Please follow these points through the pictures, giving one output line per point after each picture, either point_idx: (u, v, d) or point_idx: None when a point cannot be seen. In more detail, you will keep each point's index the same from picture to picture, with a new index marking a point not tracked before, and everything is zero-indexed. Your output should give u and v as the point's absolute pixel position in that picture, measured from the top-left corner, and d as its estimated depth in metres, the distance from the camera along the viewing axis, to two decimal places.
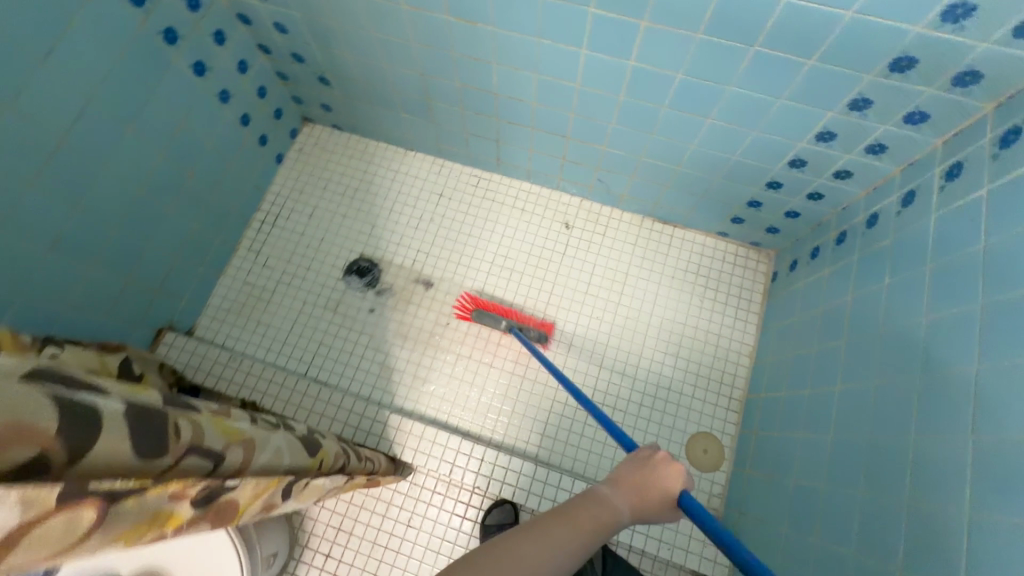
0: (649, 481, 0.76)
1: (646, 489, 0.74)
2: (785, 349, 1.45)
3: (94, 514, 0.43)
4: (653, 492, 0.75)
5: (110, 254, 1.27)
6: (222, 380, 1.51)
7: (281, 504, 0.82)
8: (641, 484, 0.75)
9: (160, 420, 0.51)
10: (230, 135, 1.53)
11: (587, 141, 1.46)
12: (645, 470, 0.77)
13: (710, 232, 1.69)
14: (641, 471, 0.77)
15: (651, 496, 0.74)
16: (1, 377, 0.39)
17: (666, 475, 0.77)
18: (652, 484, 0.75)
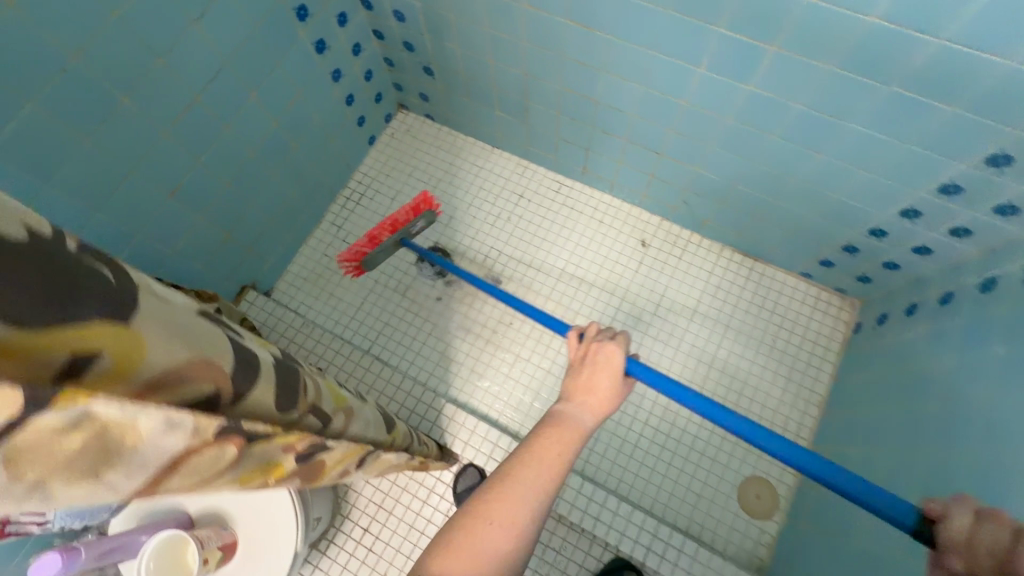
0: (594, 369, 0.98)
1: (586, 387, 0.94)
2: (862, 406, 1.36)
3: (237, 452, 0.45)
4: (598, 377, 0.96)
5: (217, 209, 1.35)
6: (292, 344, 1.56)
7: (353, 471, 0.84)
8: (588, 389, 0.94)
9: (289, 373, 0.55)
10: (334, 112, 1.60)
11: (682, 162, 1.44)
12: (597, 356, 1.00)
13: (793, 271, 1.63)
14: (588, 374, 0.97)
15: (599, 377, 0.96)
16: (184, 311, 0.43)
17: (608, 347, 1.00)
18: (598, 371, 0.97)
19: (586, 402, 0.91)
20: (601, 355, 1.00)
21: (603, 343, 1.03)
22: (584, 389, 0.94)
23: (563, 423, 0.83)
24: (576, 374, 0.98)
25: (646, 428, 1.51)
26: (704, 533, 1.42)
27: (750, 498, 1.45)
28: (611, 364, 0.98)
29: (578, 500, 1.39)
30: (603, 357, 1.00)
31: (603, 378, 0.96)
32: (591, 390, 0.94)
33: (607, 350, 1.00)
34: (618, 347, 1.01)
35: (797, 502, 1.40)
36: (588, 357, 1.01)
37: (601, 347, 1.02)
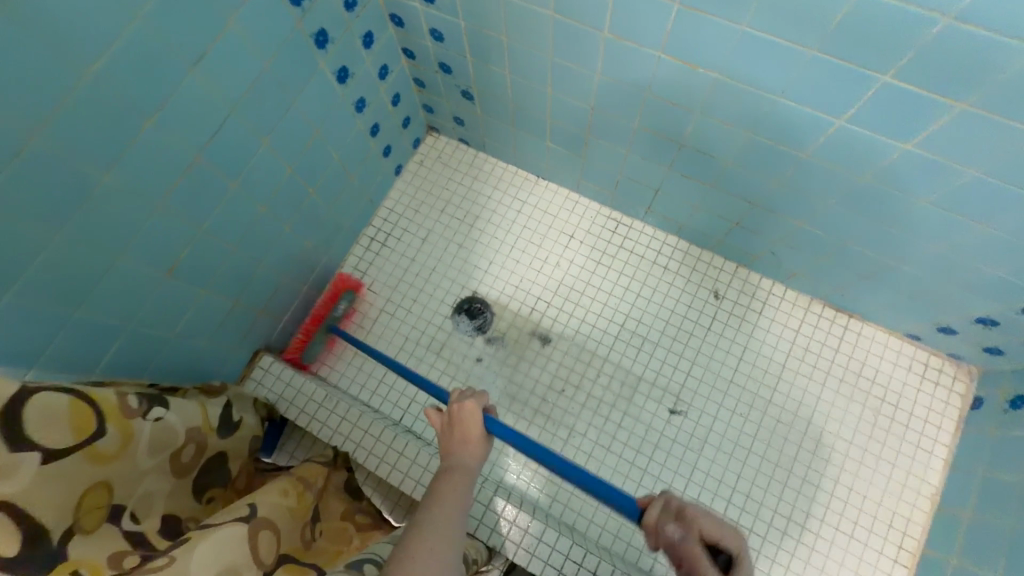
0: (460, 427, 0.81)
1: (463, 437, 0.80)
2: (995, 512, 1.13)
3: None
4: (473, 429, 0.81)
5: (224, 276, 1.13)
6: (313, 421, 1.34)
7: None
8: (458, 435, 0.80)
9: None
10: (357, 147, 1.36)
11: (779, 214, 1.18)
12: (459, 415, 0.83)
13: (897, 332, 1.38)
14: (458, 430, 0.81)
15: (474, 435, 0.80)
16: None
17: (467, 402, 0.84)
18: (467, 426, 0.81)
19: (469, 447, 0.78)
20: (463, 415, 0.82)
21: (457, 403, 0.84)
22: (457, 440, 0.80)
23: (453, 468, 0.74)
24: (449, 434, 0.81)
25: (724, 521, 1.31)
26: None
27: None
28: (474, 420, 0.82)
29: (551, 556, 1.20)
30: (466, 416, 0.82)
31: (476, 430, 0.81)
32: (464, 437, 0.80)
33: (469, 408, 0.83)
34: (474, 400, 0.85)
35: None
36: (453, 415, 0.83)
37: (463, 408, 0.84)
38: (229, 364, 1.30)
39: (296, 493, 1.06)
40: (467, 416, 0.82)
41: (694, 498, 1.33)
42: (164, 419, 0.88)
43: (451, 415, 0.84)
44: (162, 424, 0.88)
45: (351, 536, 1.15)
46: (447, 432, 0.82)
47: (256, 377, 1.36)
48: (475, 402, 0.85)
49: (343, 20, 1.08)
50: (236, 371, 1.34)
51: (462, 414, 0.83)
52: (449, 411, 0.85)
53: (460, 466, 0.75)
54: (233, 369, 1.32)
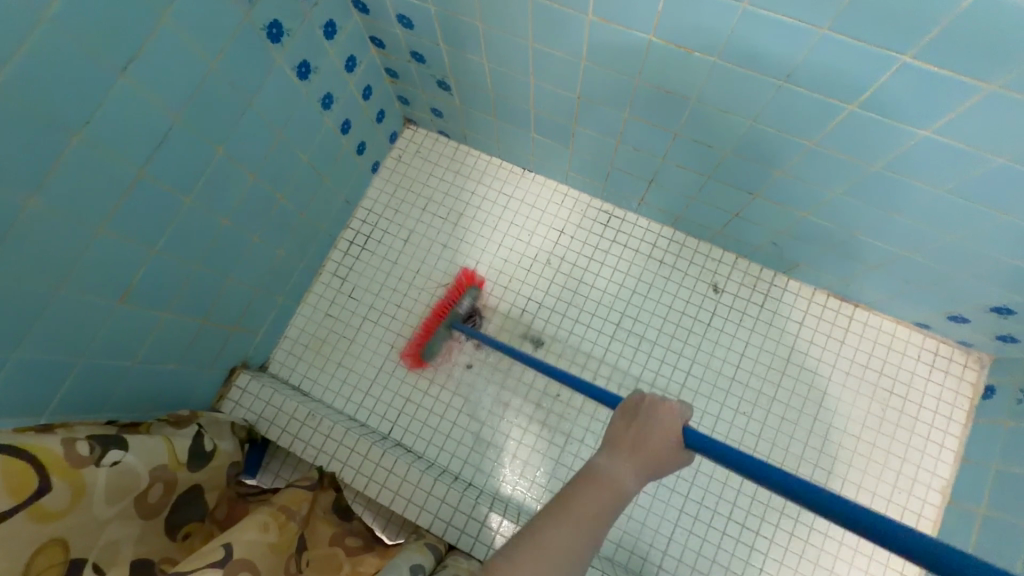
0: (648, 434, 0.63)
1: (642, 449, 0.62)
2: (1011, 508, 1.09)
3: None
4: (654, 438, 0.63)
5: (187, 296, 1.05)
6: (297, 441, 1.28)
7: None
8: (640, 446, 0.62)
9: None
10: (328, 146, 1.27)
11: (783, 205, 1.10)
12: (646, 416, 0.65)
13: (905, 320, 1.32)
14: (643, 437, 0.63)
15: (660, 447, 0.63)
16: None
17: (665, 405, 0.66)
18: (653, 435, 0.63)
19: (638, 459, 0.61)
20: (646, 414, 0.65)
21: (646, 397, 0.67)
22: (630, 446, 0.62)
23: (600, 472, 0.59)
24: (625, 432, 0.64)
25: (729, 524, 1.27)
26: None
27: None
28: (663, 430, 0.64)
29: None
30: (657, 419, 0.64)
31: (661, 442, 0.63)
32: (638, 446, 0.62)
33: (663, 411, 0.65)
34: (672, 407, 0.66)
35: None
36: (636, 411, 0.66)
37: (643, 406, 0.66)
38: (203, 385, 1.22)
39: (278, 525, 0.99)
40: (658, 416, 0.65)
41: (698, 503, 1.28)
42: (123, 462, 0.81)
43: (634, 409, 0.66)
44: (122, 467, 0.81)
45: (340, 562, 1.10)
46: (620, 434, 0.64)
47: (233, 397, 1.29)
48: (674, 409, 0.66)
49: (298, 9, 0.97)
50: (211, 392, 1.26)
51: (652, 419, 0.65)
52: (633, 401, 0.67)
53: (612, 477, 0.58)
54: (209, 390, 1.25)
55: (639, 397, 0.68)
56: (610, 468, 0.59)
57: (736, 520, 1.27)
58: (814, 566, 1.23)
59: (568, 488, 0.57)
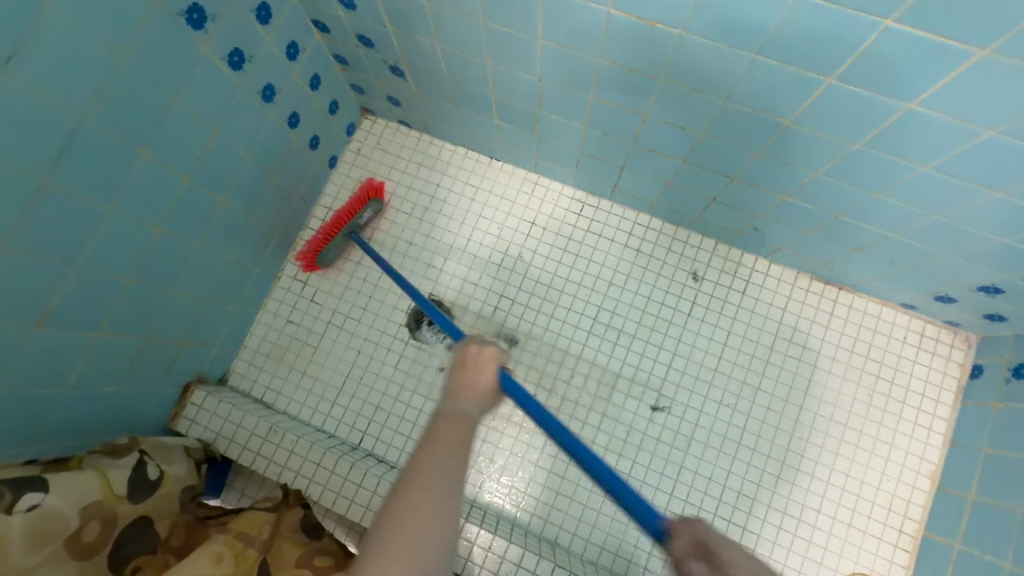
0: (466, 367, 0.66)
1: (467, 376, 0.65)
2: (1003, 492, 1.05)
3: None
4: (482, 373, 0.65)
5: (122, 313, 0.97)
6: (259, 459, 1.20)
7: None
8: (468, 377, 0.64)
9: None
10: (274, 142, 1.18)
11: (761, 187, 1.04)
12: (470, 355, 0.67)
13: (890, 302, 1.28)
14: (475, 369, 0.66)
15: (478, 378, 0.64)
16: None
17: (484, 349, 0.68)
18: (477, 376, 0.65)
19: (476, 399, 0.62)
20: (475, 359, 0.66)
21: (475, 345, 0.68)
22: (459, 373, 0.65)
23: (451, 415, 0.57)
24: (466, 371, 0.65)
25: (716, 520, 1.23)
26: None
27: None
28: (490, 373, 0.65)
29: None
30: (482, 365, 0.66)
31: (489, 377, 0.65)
32: (469, 378, 0.64)
33: (484, 349, 0.68)
34: (497, 348, 0.69)
35: None
36: (469, 353, 0.67)
37: (475, 352, 0.67)
38: (154, 405, 1.14)
39: (234, 554, 0.96)
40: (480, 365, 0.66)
41: (683, 500, 1.24)
42: (42, 506, 0.76)
43: (467, 356, 0.67)
44: (42, 512, 0.76)
45: None
46: (464, 368, 0.66)
47: (188, 415, 1.21)
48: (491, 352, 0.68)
49: None
50: (165, 411, 1.18)
51: (477, 367, 0.66)
52: (463, 348, 0.69)
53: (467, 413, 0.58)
54: (161, 409, 1.16)
55: (475, 339, 0.70)
56: (460, 411, 0.58)
57: (723, 517, 1.22)
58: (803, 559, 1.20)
59: (421, 459, 0.51)
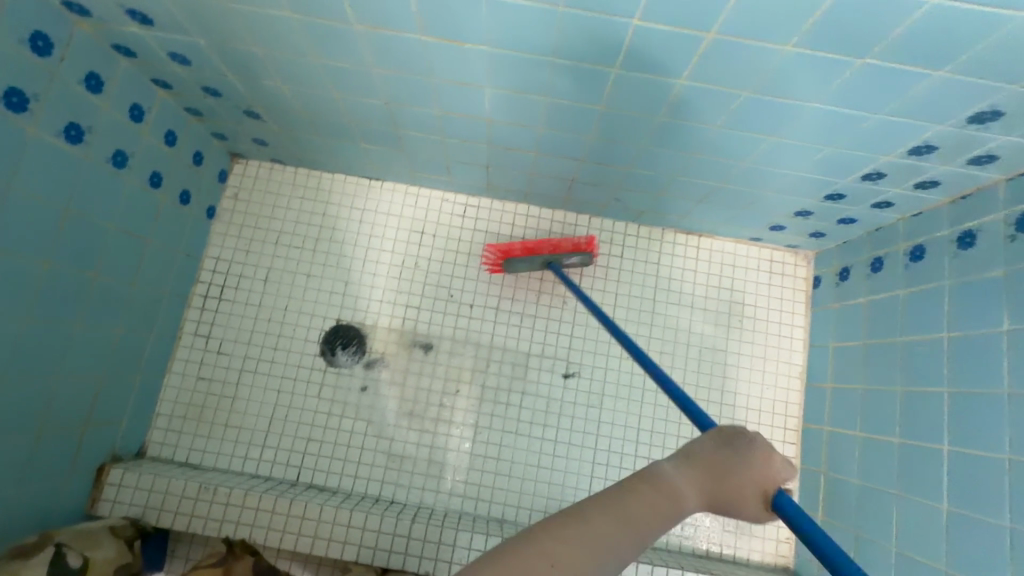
0: (732, 473, 0.50)
1: (721, 485, 0.49)
2: (849, 375, 1.26)
3: None
4: (741, 482, 0.50)
5: (6, 411, 0.94)
6: (194, 519, 1.20)
7: None
8: (721, 474, 0.50)
9: None
10: (138, 205, 1.16)
11: (607, 164, 1.18)
12: (745, 465, 0.51)
13: (742, 238, 1.47)
14: (738, 481, 0.50)
15: (743, 495, 0.50)
16: None
17: (769, 466, 0.51)
18: (743, 489, 0.50)
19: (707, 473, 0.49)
20: (744, 457, 0.51)
21: (750, 436, 0.53)
22: (714, 468, 0.50)
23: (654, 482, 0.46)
24: (712, 455, 0.51)
25: (639, 461, 1.37)
26: (725, 551, 1.33)
27: None
28: (747, 486, 0.50)
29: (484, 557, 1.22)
30: (751, 471, 0.51)
31: (746, 489, 0.50)
32: (719, 481, 0.49)
33: (767, 463, 0.52)
34: (782, 466, 0.52)
35: (807, 489, 1.32)
36: (728, 442, 0.52)
37: (754, 444, 0.52)
38: (67, 496, 1.10)
39: None
40: (762, 459, 0.52)
41: (608, 450, 1.37)
42: None
43: (727, 442, 0.53)
44: None
45: None
46: (710, 458, 0.51)
47: (108, 496, 1.18)
48: (770, 475, 0.51)
49: (39, 70, 0.87)
50: (81, 500, 1.15)
51: (746, 468, 0.50)
52: (731, 433, 0.54)
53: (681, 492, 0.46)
54: (75, 498, 1.13)
55: (740, 431, 0.54)
56: (674, 478, 0.47)
57: (643, 455, 1.37)
58: None
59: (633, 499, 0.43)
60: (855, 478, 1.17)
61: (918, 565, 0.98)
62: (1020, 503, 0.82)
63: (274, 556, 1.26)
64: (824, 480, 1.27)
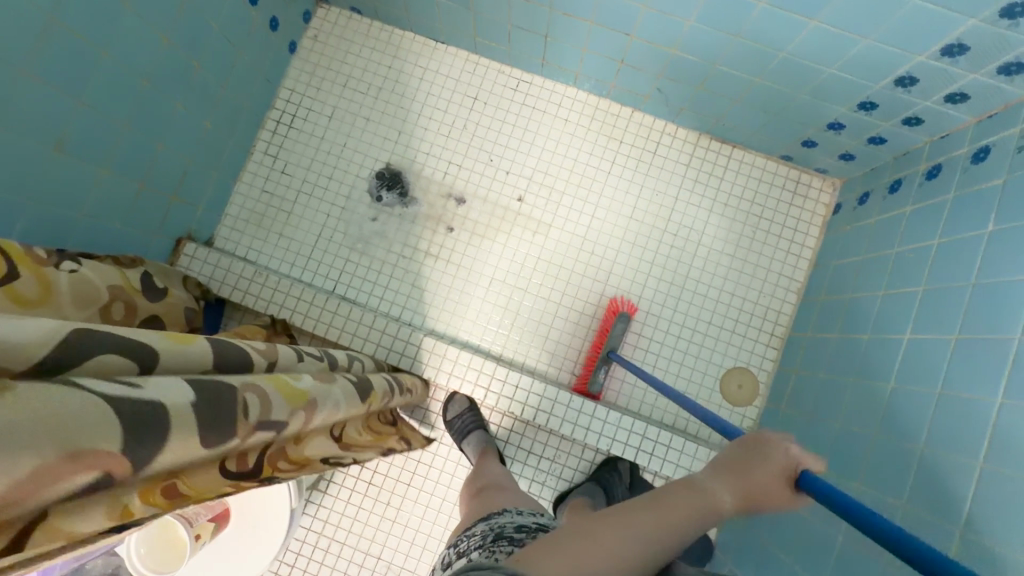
0: (754, 473, 0.62)
1: (750, 482, 0.61)
2: (840, 287, 1.35)
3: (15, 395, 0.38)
4: (762, 476, 0.62)
5: (120, 154, 1.15)
6: (248, 296, 1.44)
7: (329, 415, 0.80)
8: (747, 473, 0.61)
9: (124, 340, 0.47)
10: (238, 16, 1.32)
11: (656, 43, 1.26)
12: (762, 460, 0.63)
13: (773, 155, 1.53)
14: (760, 473, 0.62)
15: (766, 487, 0.62)
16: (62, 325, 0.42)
17: (781, 457, 0.64)
18: (763, 485, 0.62)
19: (738, 479, 0.60)
20: (761, 456, 0.63)
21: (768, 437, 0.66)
22: (741, 467, 0.62)
23: (691, 486, 0.58)
24: (739, 456, 0.63)
25: (630, 335, 1.53)
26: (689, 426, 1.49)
27: (731, 388, 1.49)
28: (770, 476, 0.62)
29: (479, 379, 1.44)
30: (774, 465, 0.63)
31: (766, 482, 0.62)
32: (750, 477, 0.61)
33: (784, 455, 0.64)
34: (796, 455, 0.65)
35: (777, 386, 1.45)
36: (754, 450, 0.64)
37: (775, 445, 0.65)
38: (151, 250, 1.34)
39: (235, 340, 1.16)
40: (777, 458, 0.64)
41: (602, 321, 1.53)
42: (79, 272, 0.94)
43: (750, 449, 0.64)
44: (80, 276, 0.94)
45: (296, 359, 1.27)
46: (739, 459, 0.63)
47: (182, 264, 1.42)
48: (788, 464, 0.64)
49: None
50: (161, 258, 1.38)
51: (761, 464, 0.63)
52: (754, 439, 0.66)
53: (699, 486, 0.58)
54: (158, 254, 1.37)
55: (763, 437, 0.66)
56: (705, 481, 0.59)
57: (635, 331, 1.53)
58: (696, 360, 1.51)
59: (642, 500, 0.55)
60: (822, 373, 1.28)
61: (855, 437, 1.09)
62: (954, 376, 0.92)
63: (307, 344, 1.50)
64: (794, 377, 1.39)
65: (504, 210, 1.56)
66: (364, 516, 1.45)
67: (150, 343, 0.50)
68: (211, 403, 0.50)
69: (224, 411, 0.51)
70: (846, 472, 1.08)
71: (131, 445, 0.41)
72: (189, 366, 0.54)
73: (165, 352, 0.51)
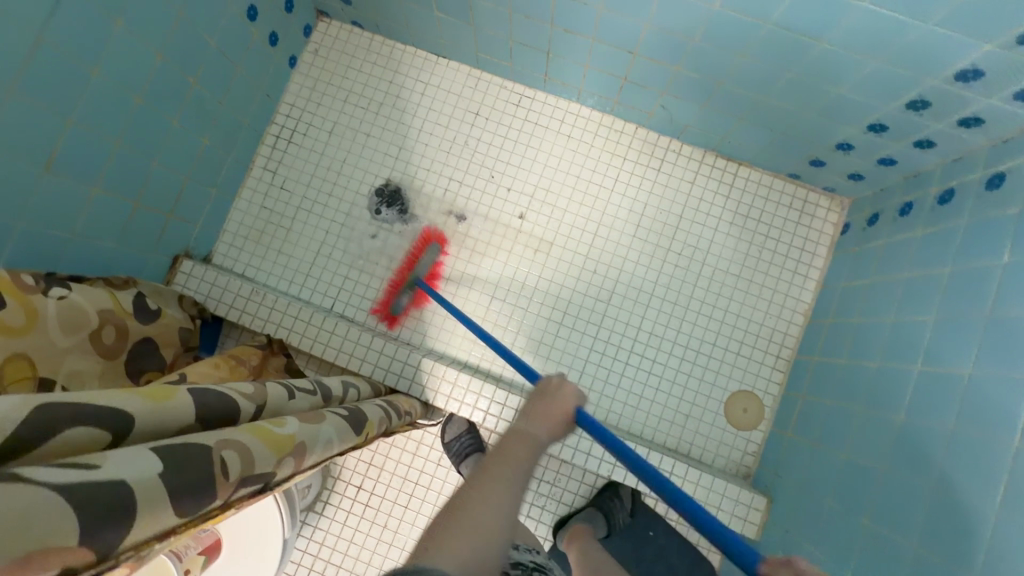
0: (551, 407, 0.71)
1: (550, 416, 0.70)
2: (847, 311, 1.31)
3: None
4: (561, 409, 0.71)
5: (113, 173, 1.13)
6: (244, 315, 1.42)
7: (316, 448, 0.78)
8: (545, 409, 0.71)
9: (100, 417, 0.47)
10: (235, 31, 1.30)
11: (659, 61, 1.23)
12: (556, 401, 0.73)
13: (781, 173, 1.50)
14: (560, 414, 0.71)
15: (563, 422, 0.71)
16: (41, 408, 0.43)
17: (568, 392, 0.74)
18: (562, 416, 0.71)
19: (546, 421, 0.69)
20: (556, 397, 0.73)
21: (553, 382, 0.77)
22: (543, 413, 0.70)
23: (513, 438, 0.63)
24: (534, 405, 0.71)
25: (632, 356, 1.50)
26: (692, 450, 1.46)
27: (736, 412, 1.46)
28: (567, 410, 0.72)
29: (479, 402, 1.40)
30: (563, 400, 0.73)
31: (564, 415, 0.71)
32: (550, 415, 0.70)
33: (565, 391, 0.75)
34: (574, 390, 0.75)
35: (782, 410, 1.42)
36: (545, 394, 0.74)
37: (559, 389, 0.75)
38: (147, 268, 1.32)
39: (228, 366, 1.14)
40: (565, 393, 0.74)
41: (605, 341, 1.50)
42: (68, 298, 0.92)
43: (541, 393, 0.74)
44: (68, 302, 0.92)
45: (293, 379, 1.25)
46: (536, 408, 0.71)
47: (179, 281, 1.40)
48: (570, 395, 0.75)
49: None
50: (157, 276, 1.37)
51: (560, 400, 0.73)
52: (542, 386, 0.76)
53: (522, 437, 0.64)
54: (154, 272, 1.35)
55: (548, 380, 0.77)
56: (522, 432, 0.65)
57: (638, 352, 1.50)
58: (700, 382, 1.48)
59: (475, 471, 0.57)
60: (828, 400, 1.25)
61: (863, 469, 1.06)
62: (967, 413, 0.88)
63: (304, 363, 1.48)
64: (801, 403, 1.36)
65: (505, 227, 1.54)
66: (361, 537, 1.43)
67: (126, 410, 0.50)
68: (182, 462, 0.49)
69: (197, 469, 0.50)
70: (854, 505, 1.05)
71: (88, 537, 0.38)
72: (167, 420, 0.54)
73: (141, 411, 0.51)
